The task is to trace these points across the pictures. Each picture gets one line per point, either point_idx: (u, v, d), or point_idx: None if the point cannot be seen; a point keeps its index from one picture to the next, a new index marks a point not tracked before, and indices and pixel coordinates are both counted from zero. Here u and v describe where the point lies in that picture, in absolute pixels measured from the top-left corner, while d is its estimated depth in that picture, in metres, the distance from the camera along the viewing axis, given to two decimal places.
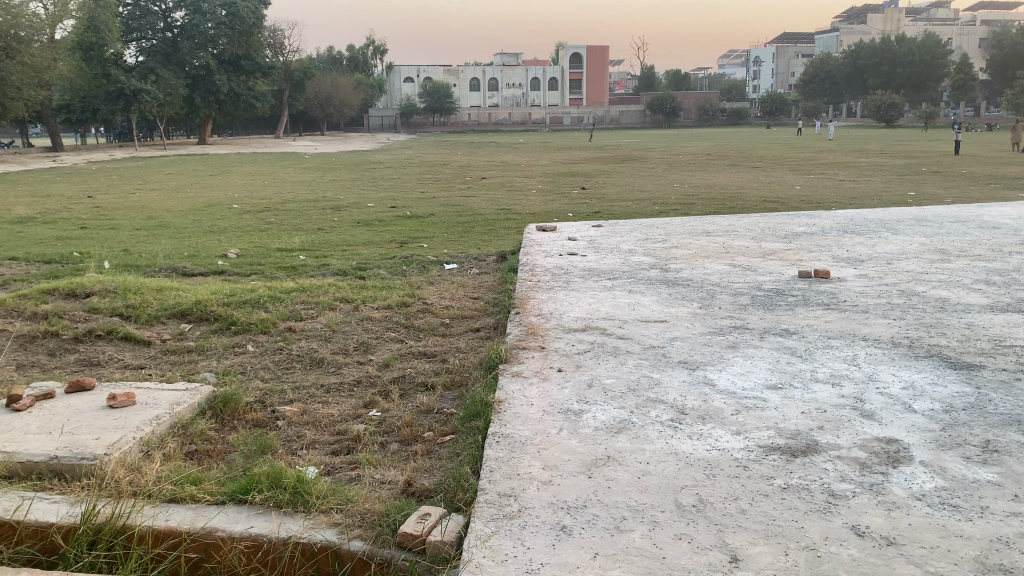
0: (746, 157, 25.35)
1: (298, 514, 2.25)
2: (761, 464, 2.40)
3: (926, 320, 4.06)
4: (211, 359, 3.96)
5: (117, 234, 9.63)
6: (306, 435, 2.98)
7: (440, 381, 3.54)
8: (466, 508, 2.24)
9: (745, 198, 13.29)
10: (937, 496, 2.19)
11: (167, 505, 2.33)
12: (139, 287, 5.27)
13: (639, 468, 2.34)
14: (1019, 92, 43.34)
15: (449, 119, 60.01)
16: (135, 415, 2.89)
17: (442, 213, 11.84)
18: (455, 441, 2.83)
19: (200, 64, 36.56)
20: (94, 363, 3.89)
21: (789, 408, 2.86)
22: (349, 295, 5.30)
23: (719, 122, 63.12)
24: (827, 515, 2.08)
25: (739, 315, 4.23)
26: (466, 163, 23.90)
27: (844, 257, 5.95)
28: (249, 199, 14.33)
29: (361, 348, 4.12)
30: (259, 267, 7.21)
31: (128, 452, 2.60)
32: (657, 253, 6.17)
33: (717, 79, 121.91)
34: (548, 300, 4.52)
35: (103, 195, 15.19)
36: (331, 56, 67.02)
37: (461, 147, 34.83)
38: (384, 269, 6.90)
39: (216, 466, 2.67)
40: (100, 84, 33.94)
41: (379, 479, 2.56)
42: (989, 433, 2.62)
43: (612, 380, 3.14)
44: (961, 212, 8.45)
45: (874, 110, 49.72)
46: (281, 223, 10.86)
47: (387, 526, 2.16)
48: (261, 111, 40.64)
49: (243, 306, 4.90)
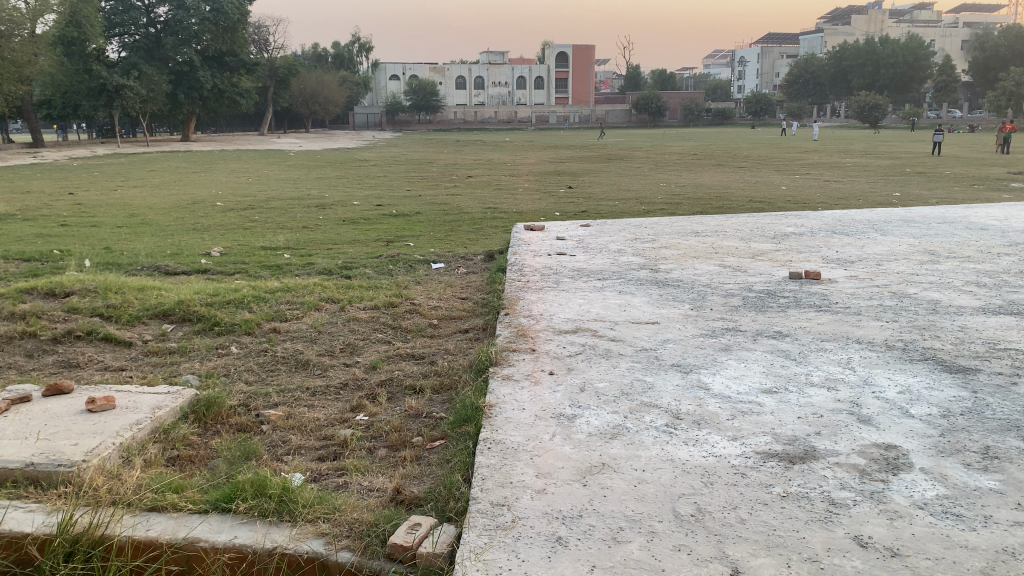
0: (731, 157, 25.30)
1: (285, 523, 2.18)
2: (758, 471, 2.35)
3: (919, 323, 4.03)
4: (194, 360, 3.87)
5: (99, 232, 9.49)
6: (291, 440, 2.91)
7: (429, 384, 3.47)
8: (458, 518, 2.17)
9: (732, 198, 13.30)
10: (939, 504, 2.14)
11: (146, 514, 2.25)
12: (120, 286, 5.17)
13: (635, 477, 2.28)
14: (1000, 94, 43.81)
15: (435, 117, 59.93)
16: (113, 420, 2.80)
17: (428, 211, 11.76)
18: (445, 447, 2.76)
19: (184, 60, 36.27)
20: (72, 364, 3.79)
21: (785, 412, 2.82)
22: (335, 295, 5.22)
23: (705, 121, 63.34)
24: (828, 524, 2.03)
25: (731, 317, 4.19)
26: (452, 162, 23.82)
27: (834, 258, 5.92)
28: (233, 196, 14.23)
29: (348, 349, 4.05)
30: (244, 265, 7.12)
31: (108, 459, 2.51)
32: (646, 253, 6.12)
33: (701, 80, 122.30)
34: (536, 301, 4.46)
35: (84, 192, 15.04)
36: (316, 54, 66.90)
37: (446, 146, 34.82)
38: (370, 269, 6.83)
39: (199, 472, 2.59)
40: (81, 80, 33.55)
41: (366, 486, 2.49)
42: (988, 439, 2.58)
43: (604, 384, 3.07)
44: (947, 213, 8.49)
45: (857, 111, 49.89)
46: (266, 221, 10.77)
47: (376, 536, 2.10)
48: (244, 107, 40.38)
49: (227, 306, 4.81)
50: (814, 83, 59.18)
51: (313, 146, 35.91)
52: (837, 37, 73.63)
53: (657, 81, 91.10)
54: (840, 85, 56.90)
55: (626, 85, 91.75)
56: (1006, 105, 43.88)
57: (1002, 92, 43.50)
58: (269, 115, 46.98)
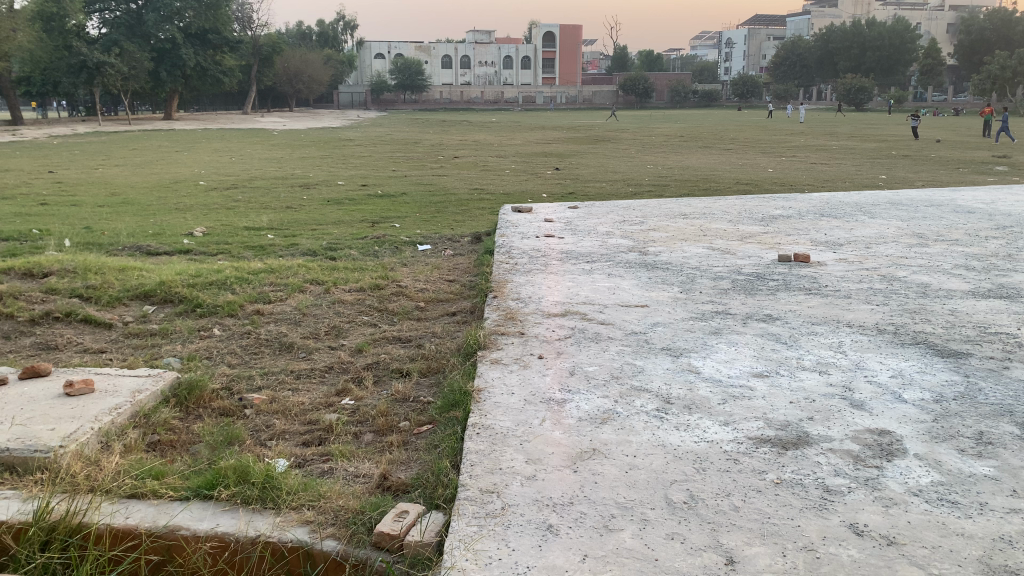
0: (717, 139, 25.30)
1: (268, 511, 2.13)
2: (752, 457, 2.31)
3: (908, 306, 4.01)
4: (176, 343, 3.80)
5: (79, 212, 9.33)
6: (275, 425, 2.86)
7: (416, 367, 3.41)
8: (447, 505, 2.12)
9: (719, 180, 13.30)
10: (934, 491, 2.12)
11: (126, 501, 2.19)
12: (100, 266, 5.07)
13: (626, 462, 2.24)
14: (984, 77, 44.11)
15: (420, 97, 59.67)
16: (92, 403, 2.74)
17: (414, 192, 11.67)
18: (433, 432, 2.71)
19: (166, 37, 35.62)
20: (51, 347, 3.71)
21: (777, 397, 2.79)
22: (319, 276, 5.13)
23: (691, 103, 63.34)
24: (824, 512, 2.00)
25: (721, 300, 4.15)
26: (437, 142, 23.64)
27: (822, 240, 5.90)
28: (216, 175, 14.04)
29: (333, 332, 3.99)
30: (227, 246, 7.02)
31: (85, 444, 2.45)
32: (634, 235, 6.06)
33: (687, 62, 122.43)
34: (524, 283, 4.40)
35: (63, 169, 14.86)
36: (300, 32, 66.28)
37: (432, 126, 34.64)
38: (355, 249, 6.77)
39: (180, 458, 2.53)
40: (61, 56, 32.95)
41: (353, 471, 2.45)
42: (982, 424, 2.55)
43: (594, 368, 3.03)
44: (932, 196, 8.49)
45: (843, 93, 49.96)
46: (249, 201, 10.65)
47: (363, 524, 2.05)
48: (228, 85, 39.91)
49: (210, 287, 4.72)
50: (800, 65, 59.25)
51: (297, 125, 35.58)
52: (823, 18, 73.59)
53: (643, 61, 90.99)
54: (827, 67, 57.00)
55: (613, 66, 91.69)
56: (991, 89, 44.21)
57: (986, 76, 43.79)
58: (253, 94, 46.50)
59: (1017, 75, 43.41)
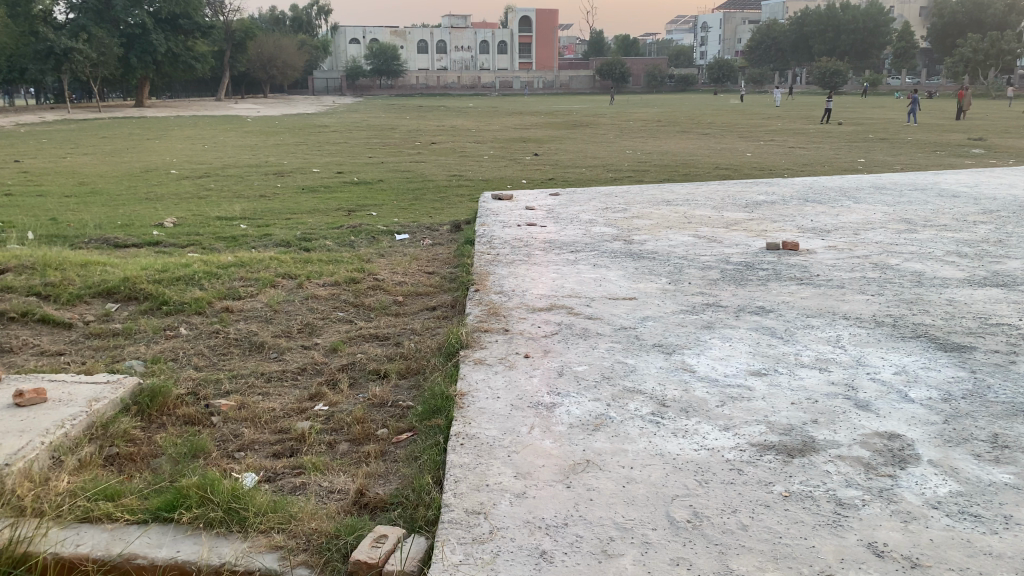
0: (695, 124, 25.15)
1: (234, 536, 1.95)
2: (756, 467, 2.15)
3: (905, 296, 3.88)
4: (139, 344, 3.59)
5: (43, 203, 8.98)
6: (243, 434, 2.66)
7: (394, 369, 3.23)
8: (429, 528, 1.95)
9: (700, 164, 13.17)
10: (953, 503, 1.97)
11: (78, 527, 2.00)
12: (61, 262, 4.83)
13: (622, 476, 2.08)
14: (958, 59, 44.39)
15: (396, 82, 59.12)
16: (44, 415, 2.53)
17: (390, 180, 11.42)
18: (413, 441, 2.54)
19: (136, 23, 34.98)
20: (6, 349, 3.49)
21: (777, 398, 2.63)
22: (292, 270, 4.90)
23: (668, 87, 63.26)
24: (838, 529, 1.85)
25: (710, 292, 3.97)
26: (414, 128, 23.33)
27: (809, 227, 5.75)
28: (188, 164, 13.67)
29: (306, 330, 3.79)
30: (197, 237, 6.77)
31: (36, 460, 2.25)
32: (617, 224, 5.87)
33: (661, 49, 121.96)
34: (506, 275, 4.22)
35: (30, 158, 14.44)
36: (273, 17, 65.41)
37: (409, 112, 34.30)
38: (331, 240, 6.55)
39: (140, 474, 2.34)
40: (27, 44, 32.12)
41: (326, 487, 2.27)
42: (995, 426, 2.41)
43: (584, 368, 2.86)
44: (916, 179, 8.38)
45: (820, 77, 49.98)
46: (222, 190, 10.34)
47: (336, 551, 1.87)
48: (200, 71, 39.20)
49: (176, 283, 4.49)
50: (775, 49, 59.44)
51: (272, 112, 35.17)
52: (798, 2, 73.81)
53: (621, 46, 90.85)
54: (802, 50, 57.12)
55: (590, 50, 91.56)
56: (964, 71, 44.59)
57: (959, 58, 44.10)
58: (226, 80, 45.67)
59: (989, 57, 43.76)
